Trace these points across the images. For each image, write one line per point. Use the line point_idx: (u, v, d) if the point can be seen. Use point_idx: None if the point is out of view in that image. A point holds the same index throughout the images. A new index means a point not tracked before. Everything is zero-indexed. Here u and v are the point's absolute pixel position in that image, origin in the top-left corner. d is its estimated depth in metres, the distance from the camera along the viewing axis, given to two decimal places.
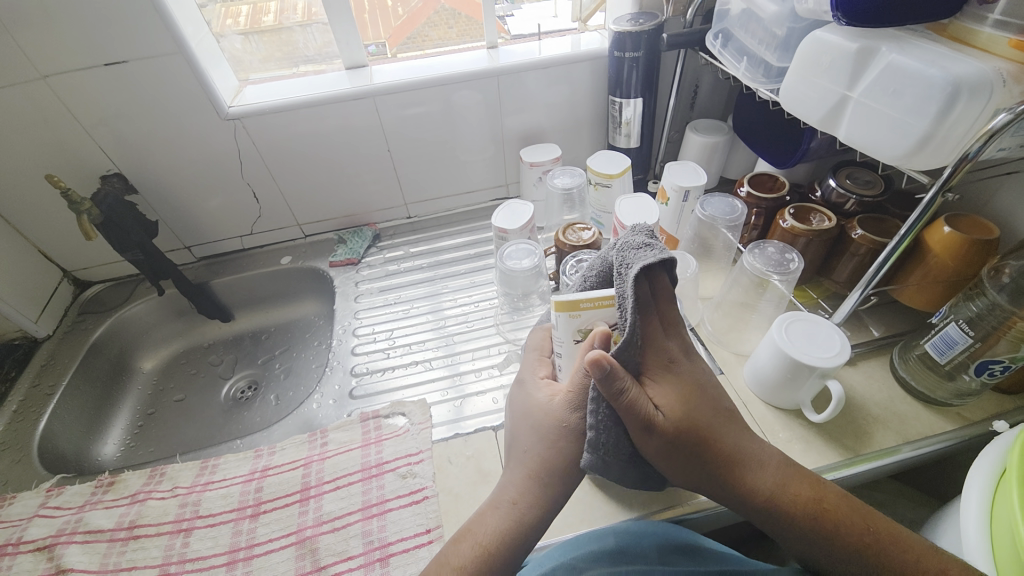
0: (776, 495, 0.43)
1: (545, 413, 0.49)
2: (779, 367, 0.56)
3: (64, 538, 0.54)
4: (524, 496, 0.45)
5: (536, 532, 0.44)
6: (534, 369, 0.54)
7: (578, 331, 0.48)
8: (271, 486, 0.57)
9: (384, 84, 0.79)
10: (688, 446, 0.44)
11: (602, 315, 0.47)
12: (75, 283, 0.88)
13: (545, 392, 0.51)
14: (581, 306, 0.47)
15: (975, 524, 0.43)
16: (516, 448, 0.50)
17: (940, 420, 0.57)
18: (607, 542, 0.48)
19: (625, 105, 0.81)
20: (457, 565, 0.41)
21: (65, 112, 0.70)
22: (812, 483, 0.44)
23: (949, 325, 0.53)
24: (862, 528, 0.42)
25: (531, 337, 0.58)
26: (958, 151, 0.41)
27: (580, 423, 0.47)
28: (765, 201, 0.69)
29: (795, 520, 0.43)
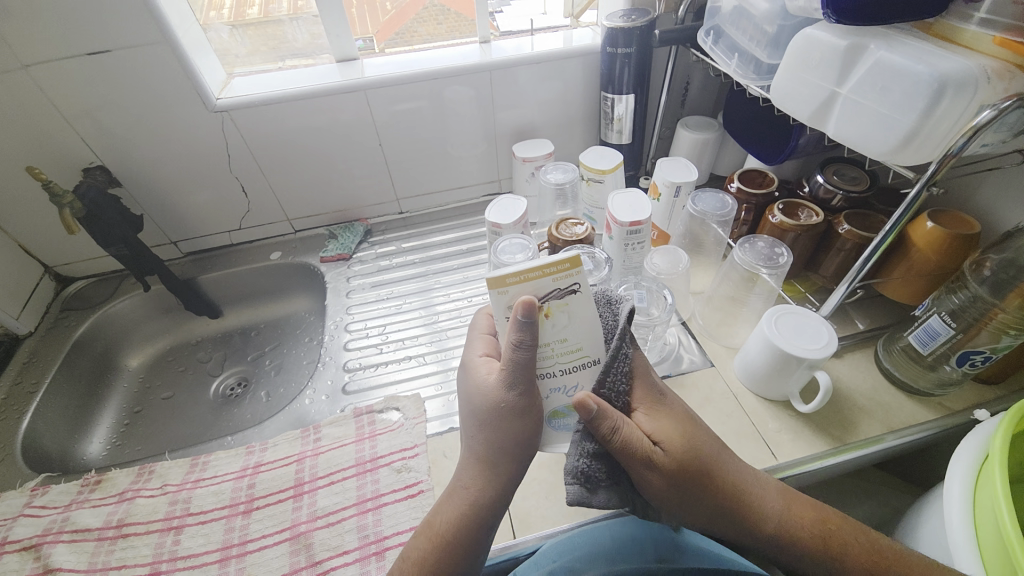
0: (782, 520, 0.45)
1: (483, 393, 0.46)
2: (768, 359, 0.57)
3: (50, 538, 0.53)
4: (477, 482, 0.46)
5: (492, 513, 0.45)
6: (473, 349, 0.50)
7: (507, 308, 0.43)
8: (264, 482, 0.56)
9: (376, 78, 0.78)
10: (693, 481, 0.44)
11: (530, 287, 0.42)
12: (57, 279, 0.86)
13: (482, 369, 0.47)
14: (506, 281, 0.41)
15: (959, 511, 0.45)
16: (467, 433, 0.48)
17: (922, 410, 0.58)
18: (603, 543, 0.50)
19: (617, 101, 0.82)
20: (417, 557, 0.44)
21: (46, 102, 0.68)
22: (817, 507, 0.47)
23: (932, 317, 0.55)
24: (868, 547, 0.44)
25: (474, 318, 0.54)
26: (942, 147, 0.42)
27: (517, 400, 0.44)
28: (755, 197, 0.70)
29: (801, 544, 0.45)
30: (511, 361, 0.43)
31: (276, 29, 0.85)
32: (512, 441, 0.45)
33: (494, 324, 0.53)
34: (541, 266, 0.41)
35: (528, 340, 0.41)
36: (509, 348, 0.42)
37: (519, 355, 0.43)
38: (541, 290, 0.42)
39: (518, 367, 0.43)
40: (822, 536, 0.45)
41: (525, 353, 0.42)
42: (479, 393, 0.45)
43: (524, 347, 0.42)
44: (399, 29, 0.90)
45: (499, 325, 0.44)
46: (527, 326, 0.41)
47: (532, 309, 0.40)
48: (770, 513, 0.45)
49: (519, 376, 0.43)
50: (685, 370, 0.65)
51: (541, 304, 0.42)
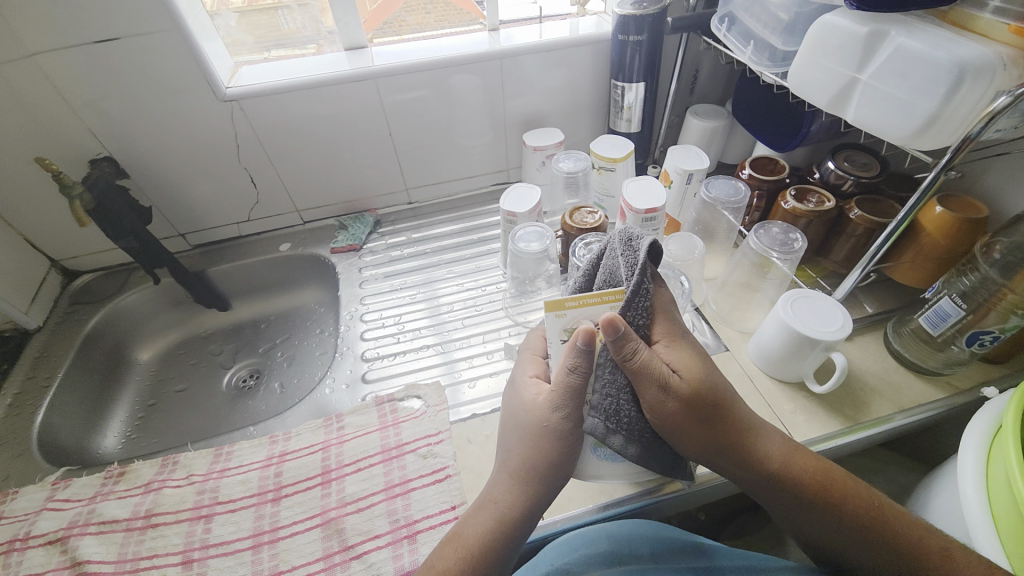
0: (784, 463, 0.48)
1: (528, 413, 0.50)
2: (784, 342, 0.58)
3: (78, 530, 0.53)
4: (507, 496, 0.47)
5: (520, 531, 0.46)
6: (523, 368, 0.54)
7: (564, 330, 0.50)
8: (291, 470, 0.57)
9: (386, 66, 0.78)
10: (704, 411, 0.46)
11: (587, 313, 0.49)
12: (63, 273, 0.85)
13: (532, 391, 0.51)
14: (566, 306, 0.48)
15: (973, 483, 0.47)
16: (504, 448, 0.51)
17: (931, 389, 0.60)
18: (601, 545, 0.50)
19: (627, 90, 0.82)
20: (441, 568, 0.43)
21: (53, 92, 0.67)
22: (821, 459, 0.49)
23: (943, 299, 0.56)
24: (868, 501, 0.46)
25: (528, 338, 0.58)
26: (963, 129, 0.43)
27: (562, 422, 0.48)
28: (767, 183, 0.71)
29: (802, 488, 0.47)
30: (564, 385, 0.48)
31: (277, 19, 0.84)
32: (548, 463, 0.47)
33: (546, 347, 0.56)
34: (599, 295, 0.48)
35: (584, 366, 0.46)
36: (565, 372, 0.47)
37: (572, 378, 0.47)
38: (597, 316, 0.49)
39: (568, 391, 0.47)
40: (825, 484, 0.47)
41: (577, 378, 0.47)
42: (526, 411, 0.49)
43: (578, 372, 0.47)
44: (388, 19, 0.88)
45: (555, 350, 0.51)
46: (585, 352, 0.46)
47: (592, 338, 0.45)
48: (773, 454, 0.48)
49: (569, 398, 0.47)
50: None
51: (598, 331, 0.49)
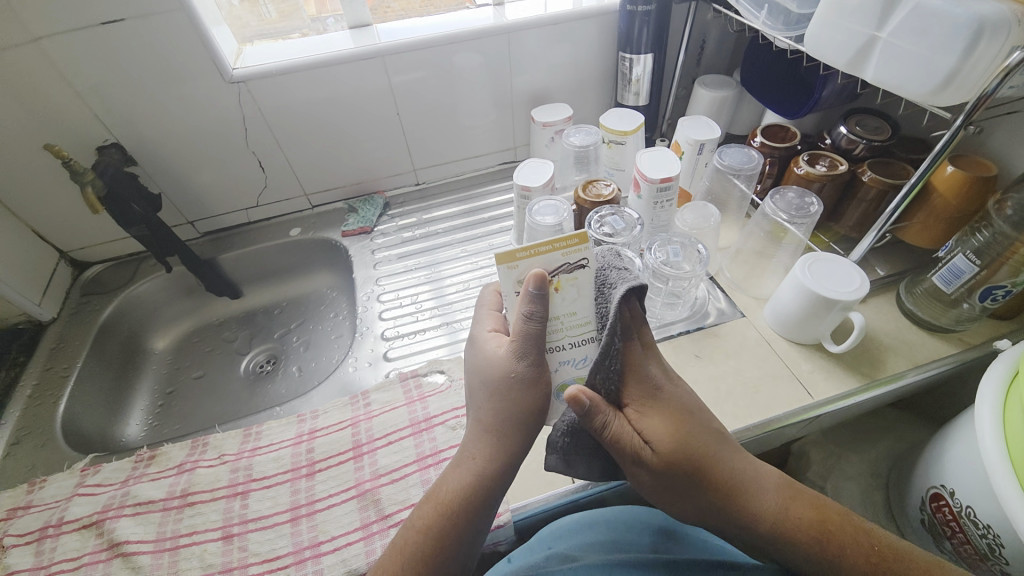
0: (781, 523, 0.42)
1: (493, 366, 0.46)
2: (801, 304, 0.60)
3: (112, 513, 0.53)
4: (484, 452, 0.45)
5: (499, 483, 0.45)
6: (482, 323, 0.50)
7: (517, 283, 0.44)
8: (322, 446, 0.58)
9: (392, 43, 0.77)
10: (681, 480, 0.42)
11: (539, 262, 0.43)
12: (73, 265, 0.84)
13: (493, 344, 0.48)
14: (516, 256, 0.42)
15: (992, 429, 0.48)
16: (475, 403, 0.48)
17: (944, 345, 0.62)
18: (601, 533, 0.53)
19: (635, 62, 0.82)
20: (422, 526, 0.43)
21: (59, 78, 0.66)
22: (820, 509, 0.43)
23: (956, 257, 0.58)
24: (868, 546, 0.42)
25: (483, 294, 0.54)
26: (976, 90, 0.43)
27: (528, 370, 0.44)
28: (779, 150, 0.71)
29: (800, 546, 0.42)
30: (521, 333, 0.44)
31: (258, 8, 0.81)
32: (521, 412, 0.45)
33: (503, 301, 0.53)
34: (551, 241, 0.42)
35: (538, 312, 0.43)
36: (521, 321, 0.43)
37: (531, 326, 0.43)
38: (550, 265, 0.43)
39: (529, 338, 0.44)
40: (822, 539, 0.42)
41: (536, 325, 0.43)
42: (490, 365, 0.46)
43: (535, 318, 0.43)
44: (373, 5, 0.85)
45: (508, 302, 0.45)
46: (539, 298, 0.42)
47: (544, 282, 0.41)
48: (766, 514, 0.43)
49: (529, 346, 0.44)
50: (716, 321, 0.68)
51: (551, 279, 0.43)
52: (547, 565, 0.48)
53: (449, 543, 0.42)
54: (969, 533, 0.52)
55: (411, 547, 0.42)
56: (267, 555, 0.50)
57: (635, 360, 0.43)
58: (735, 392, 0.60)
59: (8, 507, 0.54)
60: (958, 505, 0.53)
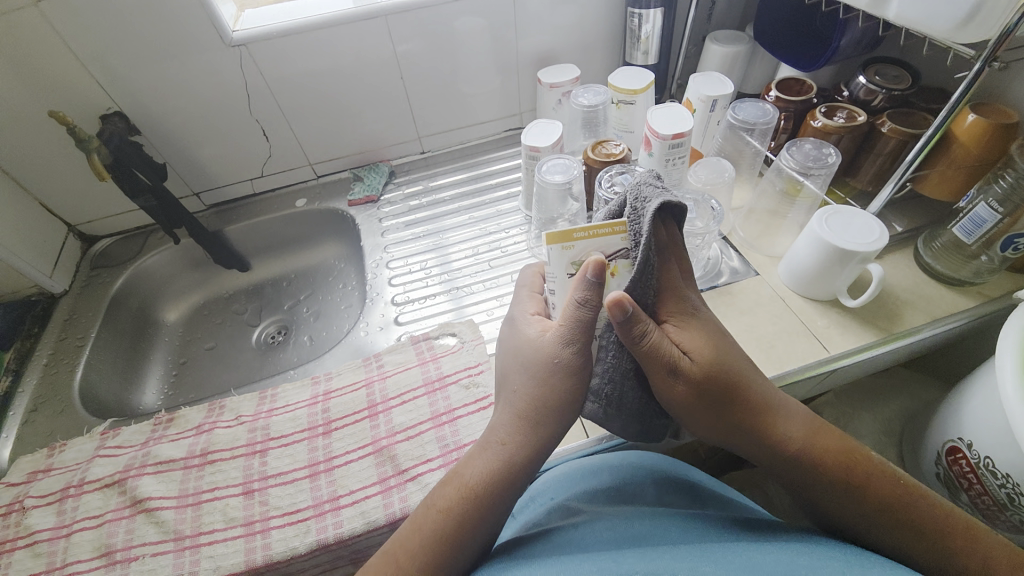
0: (808, 441, 0.43)
1: (535, 349, 0.46)
2: (817, 258, 0.59)
3: (134, 472, 0.54)
4: (513, 438, 0.44)
5: (528, 471, 0.44)
6: (523, 306, 0.51)
7: (571, 264, 0.44)
8: (337, 406, 0.58)
9: (393, 3, 0.74)
10: (715, 390, 0.43)
11: (598, 244, 0.43)
12: (82, 238, 0.84)
13: (535, 327, 0.48)
14: (574, 236, 0.42)
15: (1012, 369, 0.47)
16: (509, 387, 0.48)
17: (962, 298, 0.61)
18: (605, 482, 0.51)
19: (645, 18, 0.79)
20: (444, 507, 0.42)
21: (58, 43, 0.64)
22: (845, 438, 0.44)
23: (978, 206, 0.56)
24: (893, 480, 0.42)
25: (523, 276, 0.56)
26: (999, 26, 0.42)
27: (571, 358, 0.44)
28: (793, 104, 0.69)
29: (828, 467, 0.42)
30: (573, 320, 0.44)
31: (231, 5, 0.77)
32: (558, 402, 0.44)
33: (543, 284, 0.54)
34: (612, 223, 0.42)
35: (594, 301, 0.42)
36: (573, 307, 0.43)
37: (581, 313, 0.43)
38: (609, 248, 0.43)
39: (579, 327, 0.44)
40: (849, 465, 0.42)
41: (588, 313, 0.43)
42: (533, 348, 0.46)
43: (589, 306, 0.43)
44: None
45: (560, 285, 0.45)
46: (595, 285, 0.41)
47: (603, 269, 0.41)
48: (796, 433, 0.43)
49: (579, 334, 0.44)
50: (729, 280, 0.67)
51: (609, 262, 0.43)
52: (550, 520, 0.47)
53: (473, 528, 0.41)
54: (987, 483, 0.52)
55: (431, 526, 0.41)
56: (288, 509, 0.50)
57: (670, 280, 0.43)
58: (749, 348, 0.60)
59: (30, 470, 0.55)
60: (976, 457, 0.53)
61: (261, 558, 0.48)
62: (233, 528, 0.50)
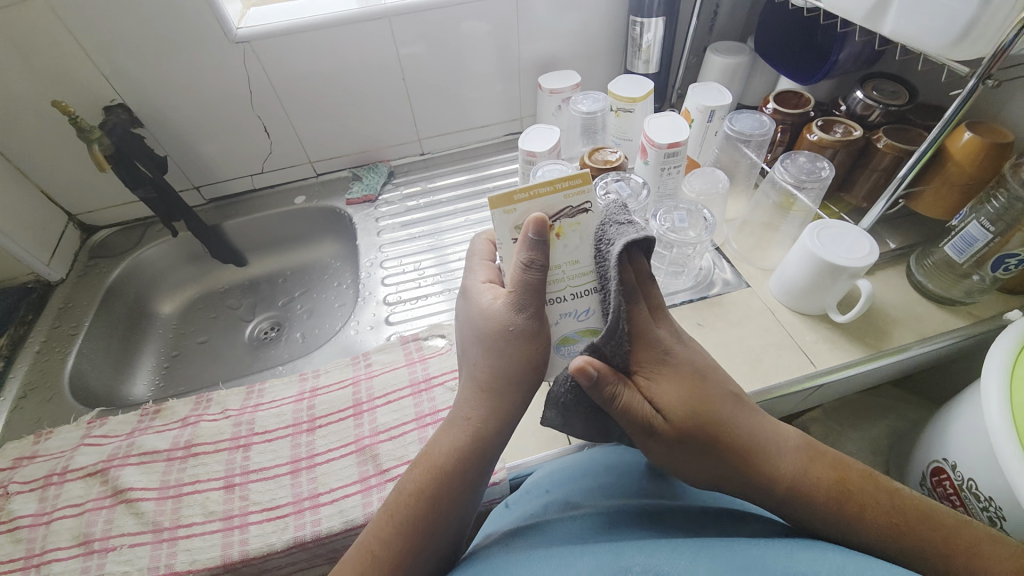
0: (798, 482, 0.42)
1: (489, 320, 0.45)
2: (807, 272, 0.59)
3: (118, 461, 0.54)
4: (478, 411, 0.44)
5: (492, 444, 0.44)
6: (476, 275, 0.49)
7: (515, 228, 0.43)
8: (323, 403, 0.58)
9: (398, 5, 0.75)
10: (694, 446, 0.41)
11: (539, 205, 0.42)
12: (81, 228, 0.85)
13: (488, 296, 0.47)
14: (514, 198, 0.42)
15: (998, 382, 0.48)
16: (469, 360, 0.47)
17: (953, 318, 0.61)
18: (596, 479, 0.51)
19: (646, 27, 0.80)
20: (414, 488, 0.41)
21: (65, 35, 0.65)
22: (836, 467, 0.43)
23: (970, 224, 0.56)
24: (889, 507, 0.41)
25: (473, 244, 0.53)
26: (995, 42, 0.41)
27: (527, 324, 0.43)
28: (791, 117, 0.69)
29: (821, 508, 0.41)
30: (521, 284, 0.42)
31: None
32: (518, 370, 0.44)
33: (494, 251, 0.52)
34: (551, 181, 0.41)
35: (540, 261, 0.41)
36: (520, 270, 0.42)
37: (528, 277, 0.42)
38: (551, 208, 0.42)
39: (529, 290, 0.43)
40: (843, 499, 0.41)
41: (536, 274, 0.42)
42: (485, 317, 0.45)
43: (535, 267, 0.42)
44: None
45: (505, 251, 0.44)
46: (539, 245, 0.41)
47: (544, 226, 0.40)
48: (784, 476, 0.42)
49: (529, 298, 0.43)
50: (721, 291, 0.67)
51: (552, 224, 0.42)
52: (545, 512, 0.47)
53: (442, 507, 0.41)
54: (969, 505, 0.52)
55: (402, 510, 0.41)
56: (267, 504, 0.50)
57: (641, 324, 0.42)
58: (737, 359, 0.59)
59: (15, 456, 0.56)
60: (960, 478, 0.53)
61: (237, 553, 0.48)
62: (212, 522, 0.50)
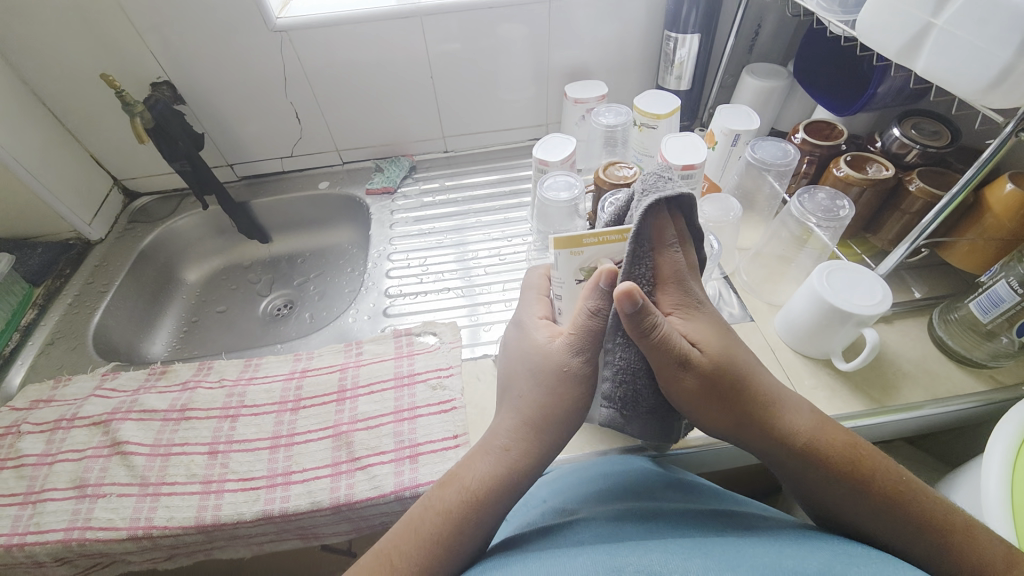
0: (812, 437, 0.41)
1: (544, 356, 0.45)
2: (813, 313, 0.56)
3: (120, 415, 0.58)
4: (518, 444, 0.43)
5: (529, 478, 0.42)
6: (532, 310, 0.51)
7: (580, 270, 0.46)
8: (310, 385, 0.61)
9: (432, 4, 0.76)
10: (717, 388, 0.41)
11: (606, 251, 0.44)
12: (125, 192, 0.92)
13: (544, 333, 0.48)
14: (584, 242, 0.44)
15: (1005, 442, 0.46)
16: (514, 393, 0.47)
17: (971, 381, 0.56)
18: (597, 483, 0.49)
19: (680, 43, 0.77)
20: (443, 509, 0.40)
21: (119, 13, 0.70)
22: (850, 432, 0.42)
23: (998, 283, 0.51)
24: (897, 477, 0.40)
25: (530, 277, 0.55)
26: None
27: (581, 367, 0.44)
28: (820, 148, 0.66)
29: (832, 464, 0.40)
30: (584, 329, 0.43)
31: None
32: (567, 411, 0.44)
33: (551, 286, 0.53)
34: (620, 231, 0.43)
35: (607, 307, 0.42)
36: (584, 316, 0.43)
37: (592, 322, 0.43)
38: (618, 255, 0.44)
39: (590, 335, 0.43)
40: (855, 463, 0.40)
41: (599, 322, 0.43)
42: (543, 356, 0.45)
43: (601, 315, 0.42)
44: None
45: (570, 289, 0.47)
46: (606, 293, 0.41)
47: (616, 276, 0.40)
48: (800, 426, 0.41)
49: (589, 343, 0.43)
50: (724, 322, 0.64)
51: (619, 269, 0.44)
52: (541, 520, 0.46)
53: (470, 534, 0.39)
54: None
55: (428, 529, 0.39)
56: (244, 475, 0.53)
57: (668, 267, 0.41)
58: None
59: (34, 398, 0.61)
60: None
61: (210, 517, 0.50)
62: (191, 484, 0.53)
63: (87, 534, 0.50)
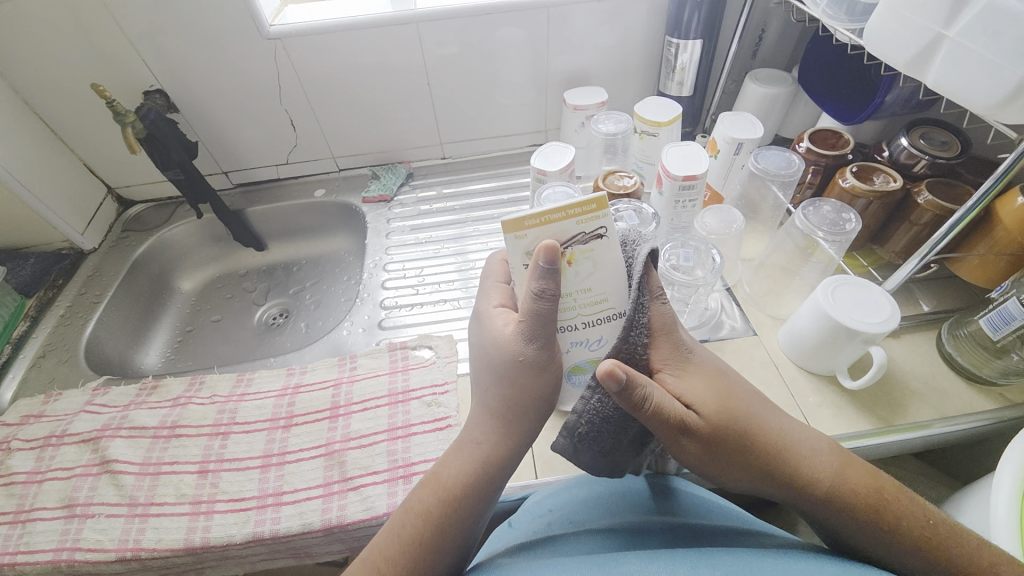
0: (830, 486, 0.39)
1: (498, 345, 0.42)
2: (819, 330, 0.54)
3: (110, 432, 0.57)
4: (489, 436, 0.42)
5: (503, 472, 0.41)
6: (488, 298, 0.46)
7: (527, 255, 0.39)
8: (302, 401, 0.59)
9: (429, 11, 0.75)
10: (726, 447, 0.39)
11: (550, 232, 0.38)
12: (119, 200, 0.91)
13: (499, 321, 0.44)
14: (525, 224, 0.37)
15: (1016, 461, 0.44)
16: (480, 386, 0.45)
17: (980, 399, 0.55)
18: (600, 491, 0.48)
19: (682, 49, 0.76)
20: (423, 510, 0.39)
21: (110, 22, 0.69)
22: (872, 478, 0.39)
23: (1009, 299, 0.50)
24: (924, 521, 0.38)
25: (489, 265, 0.51)
26: None
27: (537, 354, 0.40)
28: (825, 158, 0.64)
29: (855, 516, 0.38)
30: (530, 313, 0.39)
31: None
32: (534, 399, 0.42)
33: (510, 273, 0.49)
34: (564, 207, 0.37)
35: (551, 289, 0.37)
36: (530, 299, 0.38)
37: (539, 307, 0.38)
38: (562, 234, 0.38)
39: (539, 319, 0.39)
40: (878, 514, 0.38)
41: (547, 305, 0.38)
42: (494, 344, 0.42)
43: (546, 297, 0.38)
44: None
45: (515, 275, 0.40)
46: (550, 273, 0.37)
47: (556, 255, 0.36)
48: (817, 475, 0.39)
49: (538, 329, 0.39)
50: (726, 336, 0.63)
51: (563, 250, 0.38)
52: (549, 530, 0.44)
53: (452, 537, 0.38)
54: None
55: (409, 531, 0.38)
56: (234, 495, 0.52)
57: (658, 316, 0.41)
58: None
59: (24, 413, 0.60)
60: None
61: (199, 539, 0.49)
62: (182, 504, 0.52)
63: (76, 555, 0.49)
